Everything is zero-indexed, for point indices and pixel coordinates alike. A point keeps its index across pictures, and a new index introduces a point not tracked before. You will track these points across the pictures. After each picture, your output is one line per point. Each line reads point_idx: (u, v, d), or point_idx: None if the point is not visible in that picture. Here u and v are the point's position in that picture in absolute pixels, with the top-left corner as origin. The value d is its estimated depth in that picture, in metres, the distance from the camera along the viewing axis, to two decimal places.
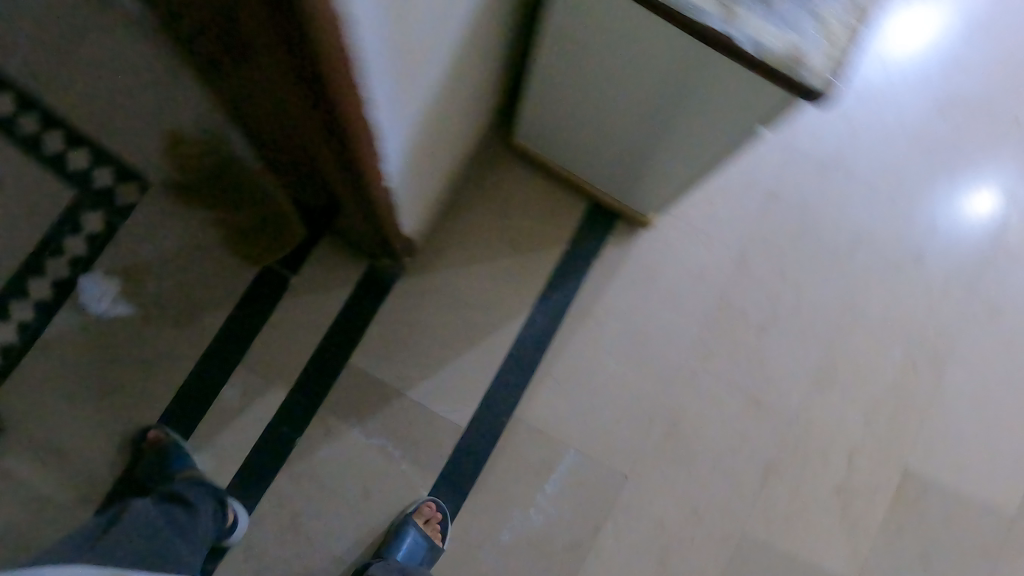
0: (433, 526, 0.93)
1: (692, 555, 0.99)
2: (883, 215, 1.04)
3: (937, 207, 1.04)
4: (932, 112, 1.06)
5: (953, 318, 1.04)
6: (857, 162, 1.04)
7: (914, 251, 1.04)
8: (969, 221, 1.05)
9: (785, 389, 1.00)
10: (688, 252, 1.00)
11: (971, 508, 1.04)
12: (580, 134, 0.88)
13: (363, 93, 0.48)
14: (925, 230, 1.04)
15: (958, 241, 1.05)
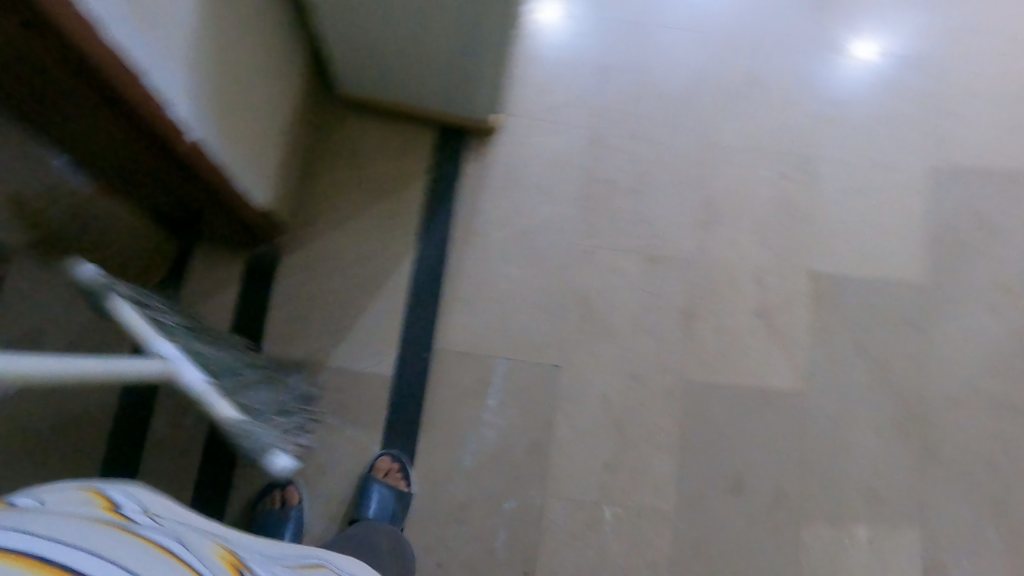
0: (393, 476, 0.95)
1: (645, 415, 1.04)
2: (711, 53, 1.11)
3: (756, 30, 1.12)
4: None
5: (804, 123, 1.11)
6: (669, 13, 1.11)
7: (749, 75, 1.11)
8: (789, 34, 1.13)
9: (676, 237, 1.06)
10: (543, 143, 1.05)
11: (883, 286, 1.09)
12: (391, 66, 0.90)
13: (93, 16, 0.50)
14: (752, 53, 1.11)
15: (785, 53, 1.12)
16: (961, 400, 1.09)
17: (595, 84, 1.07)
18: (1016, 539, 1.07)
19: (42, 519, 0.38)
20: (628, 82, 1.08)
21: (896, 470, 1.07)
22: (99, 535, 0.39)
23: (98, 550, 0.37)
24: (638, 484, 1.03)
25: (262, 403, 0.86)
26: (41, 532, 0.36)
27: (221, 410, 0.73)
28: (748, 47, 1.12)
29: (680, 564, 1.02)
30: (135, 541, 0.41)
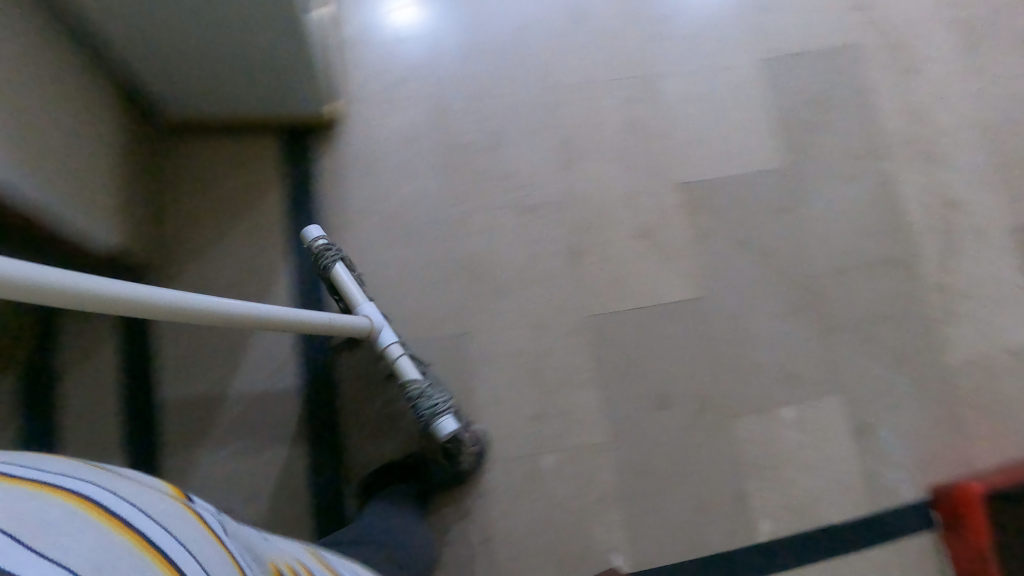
0: (469, 452, 0.99)
1: (558, 359, 1.06)
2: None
3: None
4: None
5: (634, 43, 1.14)
6: None
7: (571, 12, 1.14)
8: None
9: (543, 182, 1.08)
10: (389, 122, 1.05)
11: (750, 181, 1.13)
12: (205, 78, 0.91)
13: None
14: None
15: None
16: (848, 268, 1.13)
17: (423, 54, 1.08)
18: (924, 383, 1.12)
19: (109, 479, 0.41)
20: (455, 45, 1.09)
21: (806, 347, 1.11)
22: (153, 500, 0.40)
23: (153, 513, 0.38)
24: (569, 427, 1.05)
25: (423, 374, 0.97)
26: (108, 489, 0.38)
27: (405, 368, 0.92)
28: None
29: (625, 491, 1.05)
30: (186, 514, 0.42)
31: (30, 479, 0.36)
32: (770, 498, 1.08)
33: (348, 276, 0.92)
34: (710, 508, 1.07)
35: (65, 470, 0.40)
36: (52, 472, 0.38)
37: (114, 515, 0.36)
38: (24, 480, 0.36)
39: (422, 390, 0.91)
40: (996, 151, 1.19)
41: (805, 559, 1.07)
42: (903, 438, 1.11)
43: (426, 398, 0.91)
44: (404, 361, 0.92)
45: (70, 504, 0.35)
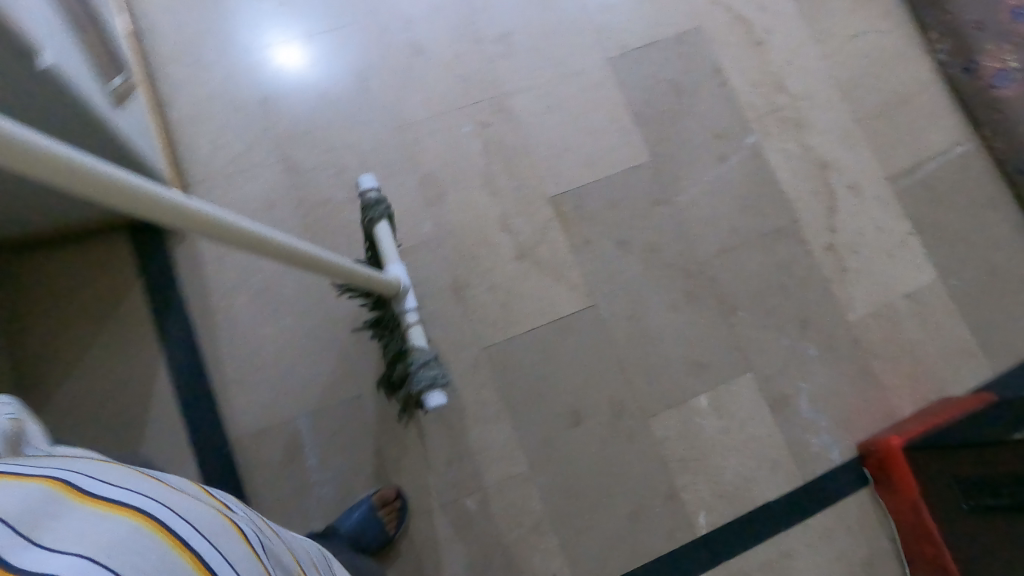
0: (389, 513, 0.98)
1: (461, 396, 1.05)
2: (364, 43, 1.16)
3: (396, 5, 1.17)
4: None
5: (479, 66, 1.16)
6: (310, 24, 1.16)
7: (409, 46, 1.16)
8: None
9: (413, 224, 1.09)
10: (240, 193, 1.09)
11: (619, 181, 1.13)
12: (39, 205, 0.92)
13: None
14: (402, 26, 1.17)
15: (432, 11, 1.18)
16: (735, 246, 1.13)
17: (261, 120, 1.12)
18: (831, 347, 1.12)
19: (158, 490, 0.41)
20: (292, 102, 1.13)
21: (707, 331, 1.10)
22: (202, 515, 0.41)
23: (206, 534, 0.40)
24: (486, 462, 1.03)
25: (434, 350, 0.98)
26: (166, 505, 0.39)
27: (417, 336, 0.95)
28: (392, 20, 1.17)
29: (555, 513, 1.03)
30: (229, 526, 0.43)
31: (94, 494, 0.37)
32: (703, 489, 1.06)
33: (386, 234, 0.95)
34: (645, 513, 1.05)
35: (118, 479, 0.40)
36: (111, 483, 0.39)
37: (176, 538, 0.37)
38: (90, 497, 0.37)
39: (426, 359, 0.93)
40: (855, 105, 1.20)
41: (750, 543, 1.05)
42: (823, 403, 1.10)
43: (430, 364, 0.93)
44: (416, 330, 0.95)
45: (138, 524, 0.36)
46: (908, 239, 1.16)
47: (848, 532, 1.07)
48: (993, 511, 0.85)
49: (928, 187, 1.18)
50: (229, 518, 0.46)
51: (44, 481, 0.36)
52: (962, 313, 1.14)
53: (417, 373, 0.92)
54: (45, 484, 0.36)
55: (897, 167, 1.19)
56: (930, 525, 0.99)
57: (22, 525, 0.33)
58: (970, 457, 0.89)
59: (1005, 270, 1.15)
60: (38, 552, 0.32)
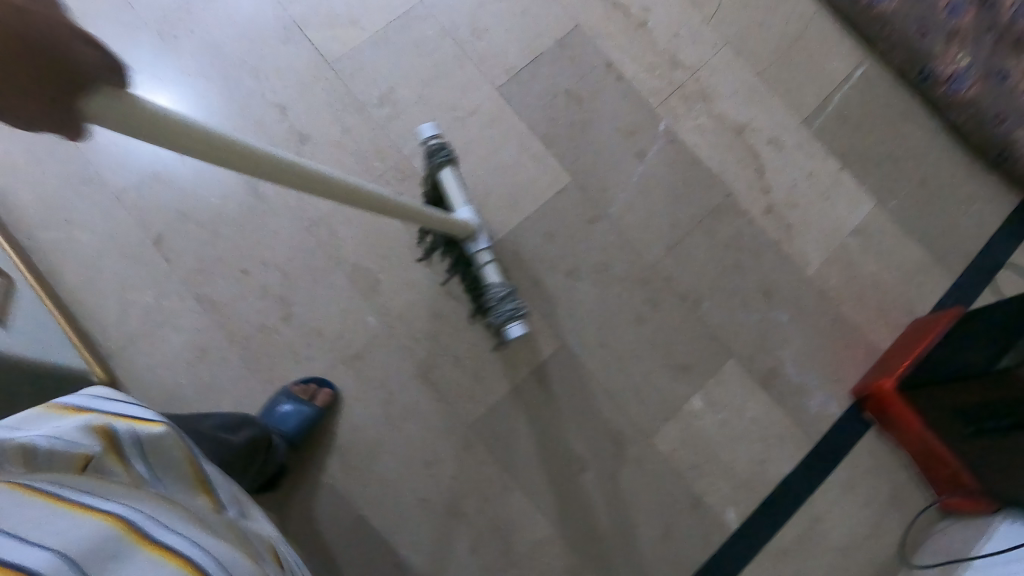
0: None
1: (463, 477, 1.01)
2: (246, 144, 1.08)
3: (267, 96, 1.10)
4: (185, 57, 1.10)
5: (371, 135, 1.10)
6: None
7: (294, 134, 1.09)
8: (298, 76, 1.11)
9: (358, 319, 1.04)
10: (167, 347, 1.00)
11: (548, 211, 1.11)
12: None
13: None
14: (279, 115, 1.09)
15: (307, 91, 1.10)
16: (679, 237, 1.12)
17: (163, 262, 1.02)
18: (800, 307, 1.12)
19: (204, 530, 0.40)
20: (190, 232, 1.03)
21: (679, 331, 1.09)
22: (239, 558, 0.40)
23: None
24: (509, 533, 1.00)
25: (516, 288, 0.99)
26: (214, 552, 0.38)
27: (491, 272, 0.96)
28: (265, 111, 1.09)
29: (592, 561, 1.01)
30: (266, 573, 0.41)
31: (153, 536, 0.36)
32: (723, 485, 1.06)
33: (452, 180, 0.96)
34: (677, 529, 1.04)
35: (170, 514, 0.39)
36: (170, 524, 0.38)
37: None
38: (150, 538, 0.36)
39: (503, 294, 0.94)
40: (752, 59, 1.18)
41: (782, 522, 1.05)
42: (808, 363, 1.10)
43: (503, 300, 0.94)
44: (489, 268, 0.96)
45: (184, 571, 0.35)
46: (840, 176, 1.16)
47: (869, 479, 1.07)
48: (1000, 434, 0.86)
49: (844, 119, 1.18)
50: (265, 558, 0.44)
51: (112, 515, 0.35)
52: (911, 232, 1.14)
53: (495, 307, 0.93)
54: (110, 519, 0.35)
55: (809, 107, 1.18)
56: (940, 449, 1.00)
57: (82, 563, 0.32)
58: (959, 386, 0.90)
59: (937, 178, 1.16)
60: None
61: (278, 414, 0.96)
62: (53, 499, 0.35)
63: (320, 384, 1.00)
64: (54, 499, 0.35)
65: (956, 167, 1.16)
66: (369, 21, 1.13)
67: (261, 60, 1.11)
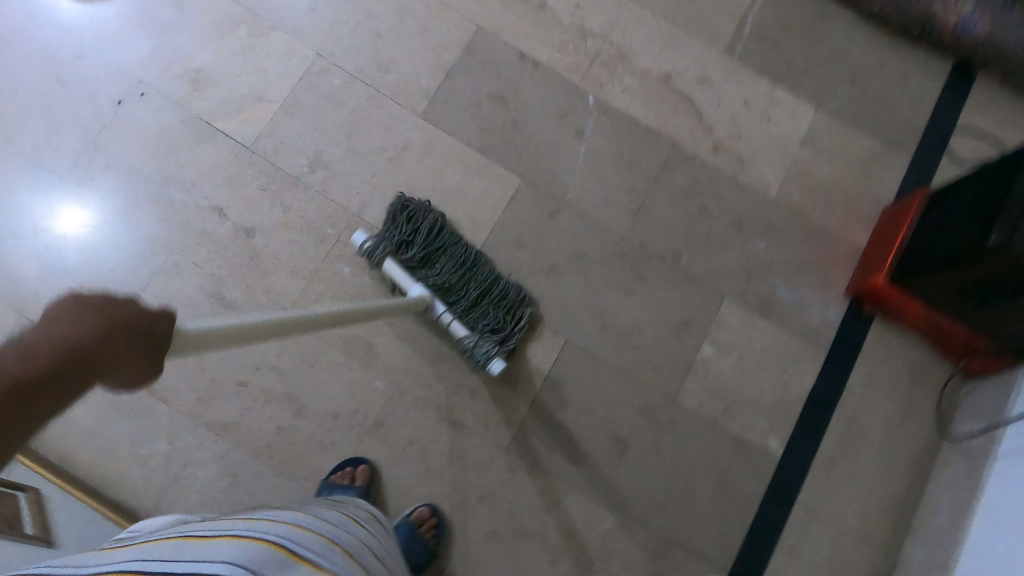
0: (429, 529, 1.01)
1: (519, 498, 1.04)
2: (200, 259, 1.05)
3: (202, 204, 1.07)
4: (112, 194, 1.07)
5: (316, 204, 1.08)
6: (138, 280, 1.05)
7: (242, 231, 1.06)
8: (226, 173, 1.08)
9: (368, 388, 1.04)
10: (199, 484, 0.99)
11: (510, 219, 1.10)
12: None
13: None
14: (222, 218, 1.07)
15: (239, 184, 1.08)
16: (642, 202, 1.12)
17: (164, 404, 1.01)
18: (776, 231, 1.13)
19: (290, 564, 0.50)
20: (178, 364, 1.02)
21: (672, 292, 1.11)
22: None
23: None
24: (580, 533, 1.05)
25: (496, 311, 1.04)
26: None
27: (458, 328, 1.01)
28: (206, 218, 1.07)
29: (664, 533, 1.05)
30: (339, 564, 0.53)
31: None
32: (759, 420, 1.10)
33: (393, 270, 1.01)
34: (730, 476, 1.08)
35: (251, 555, 0.49)
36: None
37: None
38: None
39: (475, 342, 1.01)
40: (655, 4, 1.17)
41: (823, 435, 1.10)
42: (800, 280, 1.13)
43: (477, 349, 1.01)
44: (455, 325, 1.01)
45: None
46: (773, 92, 1.16)
47: (888, 368, 1.11)
48: (1003, 303, 0.92)
49: (760, 34, 1.17)
50: (326, 538, 0.56)
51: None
52: (855, 123, 1.16)
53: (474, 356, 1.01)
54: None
55: (723, 34, 1.17)
56: (945, 323, 1.05)
57: None
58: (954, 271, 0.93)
59: (862, 61, 1.17)
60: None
61: None
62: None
63: (355, 463, 1.01)
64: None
65: (875, 46, 1.18)
66: (273, 92, 1.11)
67: (183, 170, 1.08)
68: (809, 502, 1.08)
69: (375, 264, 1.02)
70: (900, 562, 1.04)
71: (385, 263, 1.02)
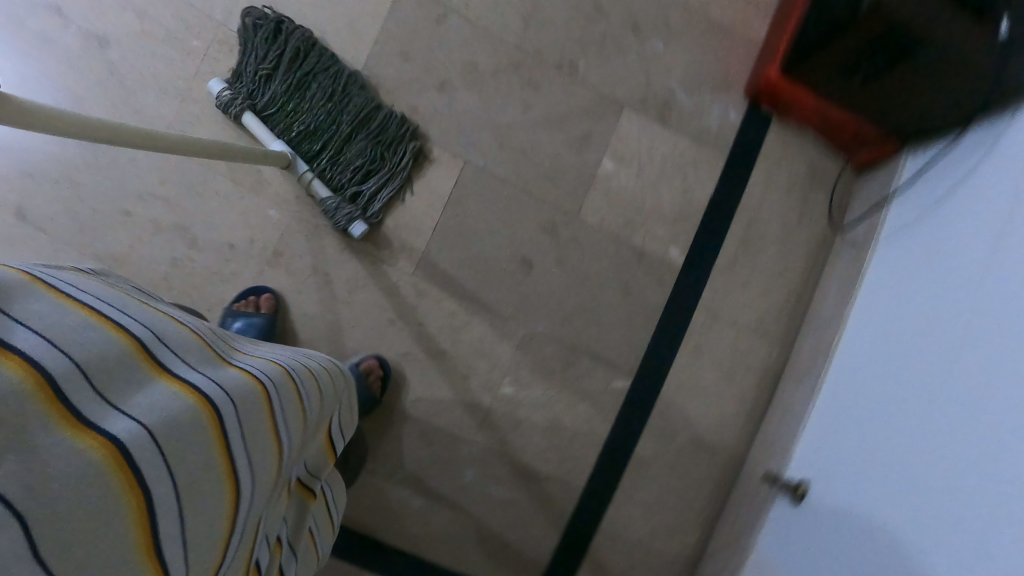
0: (375, 378, 1.00)
1: (428, 315, 1.05)
2: (52, 75, 0.97)
3: (46, 13, 0.97)
4: None
5: (180, 20, 1.00)
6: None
7: (98, 44, 0.98)
8: None
9: (260, 217, 1.01)
10: None
11: (394, 30, 1.04)
12: None
13: None
14: (71, 31, 0.97)
15: None
16: (535, 7, 1.08)
17: (42, 236, 0.96)
18: (671, 30, 1.11)
19: (218, 369, 0.42)
20: (48, 193, 0.97)
21: (570, 103, 1.08)
22: (246, 387, 0.42)
23: (240, 406, 0.40)
24: (490, 345, 1.06)
25: (365, 157, 1.01)
26: (228, 388, 0.40)
27: (318, 188, 0.99)
28: (41, 18, 0.97)
29: (572, 340, 1.08)
30: (264, 383, 0.44)
31: (181, 379, 0.38)
32: (659, 228, 1.10)
33: (254, 124, 0.98)
34: (633, 282, 1.09)
35: (174, 332, 0.41)
36: (189, 363, 0.40)
37: (223, 430, 0.39)
38: (165, 373, 0.38)
39: (335, 203, 0.99)
40: None
41: (722, 238, 1.11)
42: (698, 81, 1.11)
43: (336, 212, 0.99)
44: (316, 184, 0.99)
45: (202, 409, 0.37)
46: None
47: (785, 166, 1.12)
48: (949, 103, 0.88)
49: None
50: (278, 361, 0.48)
51: (129, 335, 0.37)
52: None
53: (333, 219, 0.99)
54: (128, 338, 0.36)
55: None
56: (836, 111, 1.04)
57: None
58: (900, 62, 0.88)
59: None
60: (108, 415, 0.33)
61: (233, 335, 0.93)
62: (61, 296, 0.35)
63: (258, 293, 1.00)
64: (85, 306, 0.36)
65: None
66: None
67: None
68: (710, 303, 1.10)
69: (232, 117, 0.99)
70: (795, 349, 1.09)
71: (246, 117, 0.98)
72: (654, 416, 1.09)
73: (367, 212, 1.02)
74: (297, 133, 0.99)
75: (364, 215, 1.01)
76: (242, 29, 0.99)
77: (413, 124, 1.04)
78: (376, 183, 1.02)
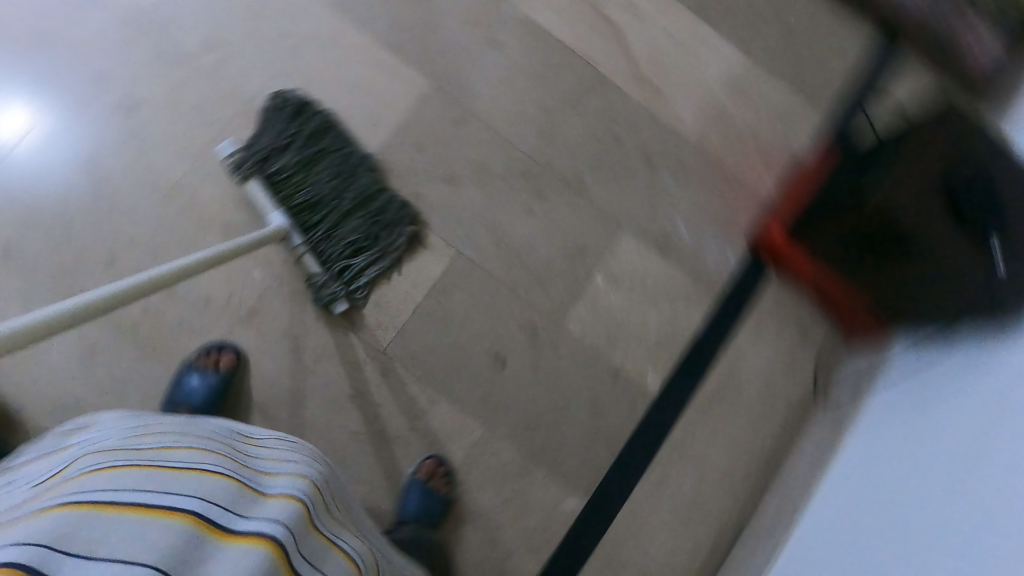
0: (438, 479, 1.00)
1: (390, 399, 1.03)
2: (77, 124, 1.02)
3: (87, 68, 1.03)
4: None
5: (210, 86, 1.05)
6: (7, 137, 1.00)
7: (127, 102, 1.03)
8: (115, 43, 1.05)
9: (243, 274, 1.02)
10: (54, 352, 0.96)
11: (413, 120, 1.08)
12: None
13: None
14: (106, 88, 1.03)
15: (128, 55, 1.04)
16: (553, 123, 1.11)
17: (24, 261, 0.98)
18: (680, 166, 1.13)
19: (264, 504, 0.47)
20: (37, 229, 0.98)
21: (570, 218, 1.10)
22: (294, 510, 0.47)
23: (297, 534, 0.46)
24: (448, 442, 1.03)
25: (360, 236, 1.02)
26: (283, 521, 0.46)
27: (309, 262, 1.01)
28: (73, 71, 1.03)
29: (532, 452, 1.05)
30: (307, 499, 0.50)
31: (243, 533, 0.43)
32: (639, 354, 1.09)
33: (257, 190, 1.00)
34: (603, 403, 1.07)
35: (216, 489, 0.46)
36: (243, 514, 0.45)
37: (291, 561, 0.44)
38: (231, 533, 0.43)
39: (323, 279, 1.01)
40: None
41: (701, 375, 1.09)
42: (700, 218, 1.12)
43: (324, 288, 1.00)
44: (308, 258, 1.01)
45: (272, 551, 0.43)
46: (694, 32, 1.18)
47: (776, 315, 1.11)
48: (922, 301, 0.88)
49: None
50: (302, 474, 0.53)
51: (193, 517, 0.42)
52: (769, 70, 1.18)
53: (318, 294, 1.01)
54: (189, 520, 0.42)
55: None
56: None
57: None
58: (889, 258, 0.89)
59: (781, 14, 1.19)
60: None
61: (185, 388, 0.95)
62: (123, 515, 0.40)
63: (222, 348, 0.98)
64: (134, 512, 0.41)
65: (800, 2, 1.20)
66: None
67: (70, 32, 1.04)
68: (679, 439, 1.08)
69: (239, 181, 1.02)
70: (761, 503, 1.05)
71: (250, 183, 1.00)
72: (603, 545, 1.04)
73: (352, 290, 1.02)
74: (297, 204, 1.00)
75: (349, 294, 1.02)
76: (268, 107, 1.03)
77: (413, 209, 1.06)
78: (365, 259, 1.02)
